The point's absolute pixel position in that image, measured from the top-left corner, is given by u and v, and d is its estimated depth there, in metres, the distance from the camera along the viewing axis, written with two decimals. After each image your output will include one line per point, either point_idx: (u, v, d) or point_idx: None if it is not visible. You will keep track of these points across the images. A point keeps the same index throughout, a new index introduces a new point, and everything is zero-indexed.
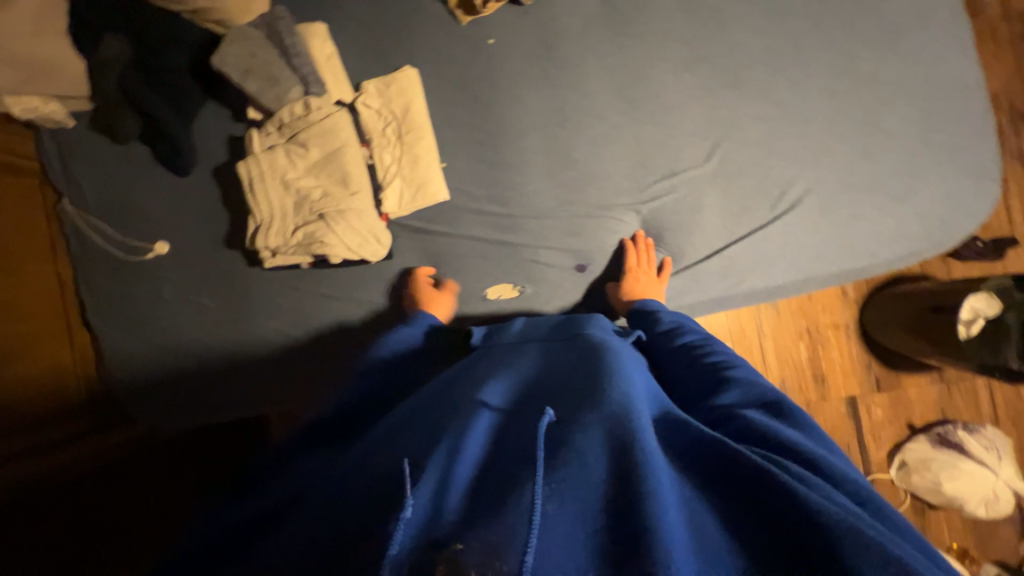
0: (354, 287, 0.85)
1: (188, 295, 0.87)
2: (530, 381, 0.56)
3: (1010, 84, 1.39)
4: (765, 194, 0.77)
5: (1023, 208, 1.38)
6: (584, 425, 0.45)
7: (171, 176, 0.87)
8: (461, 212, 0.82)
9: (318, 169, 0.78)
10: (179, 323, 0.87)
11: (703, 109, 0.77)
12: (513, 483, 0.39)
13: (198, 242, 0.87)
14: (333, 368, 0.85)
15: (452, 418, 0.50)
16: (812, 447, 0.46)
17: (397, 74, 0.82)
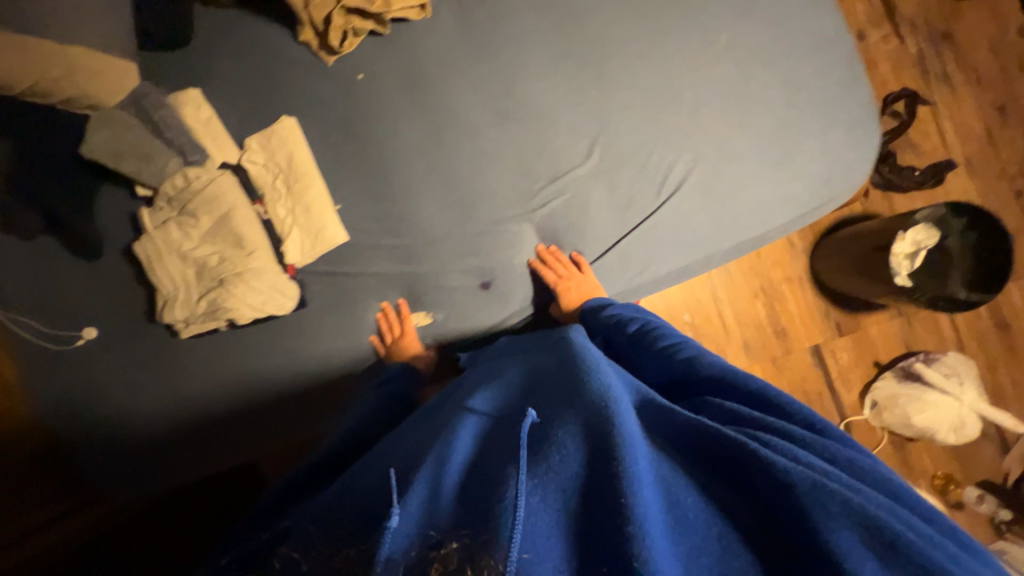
0: (275, 339, 0.84)
1: (125, 367, 0.86)
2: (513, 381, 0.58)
3: (923, 5, 1.36)
4: (648, 181, 0.77)
5: (955, 128, 1.37)
6: (563, 419, 0.46)
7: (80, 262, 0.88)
8: (361, 249, 0.83)
9: (212, 235, 0.79)
10: (123, 395, 0.85)
11: (573, 107, 0.78)
12: (498, 480, 0.41)
13: (124, 316, 0.87)
14: (293, 402, 0.84)
15: (442, 427, 0.51)
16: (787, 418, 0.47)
17: (276, 125, 0.83)
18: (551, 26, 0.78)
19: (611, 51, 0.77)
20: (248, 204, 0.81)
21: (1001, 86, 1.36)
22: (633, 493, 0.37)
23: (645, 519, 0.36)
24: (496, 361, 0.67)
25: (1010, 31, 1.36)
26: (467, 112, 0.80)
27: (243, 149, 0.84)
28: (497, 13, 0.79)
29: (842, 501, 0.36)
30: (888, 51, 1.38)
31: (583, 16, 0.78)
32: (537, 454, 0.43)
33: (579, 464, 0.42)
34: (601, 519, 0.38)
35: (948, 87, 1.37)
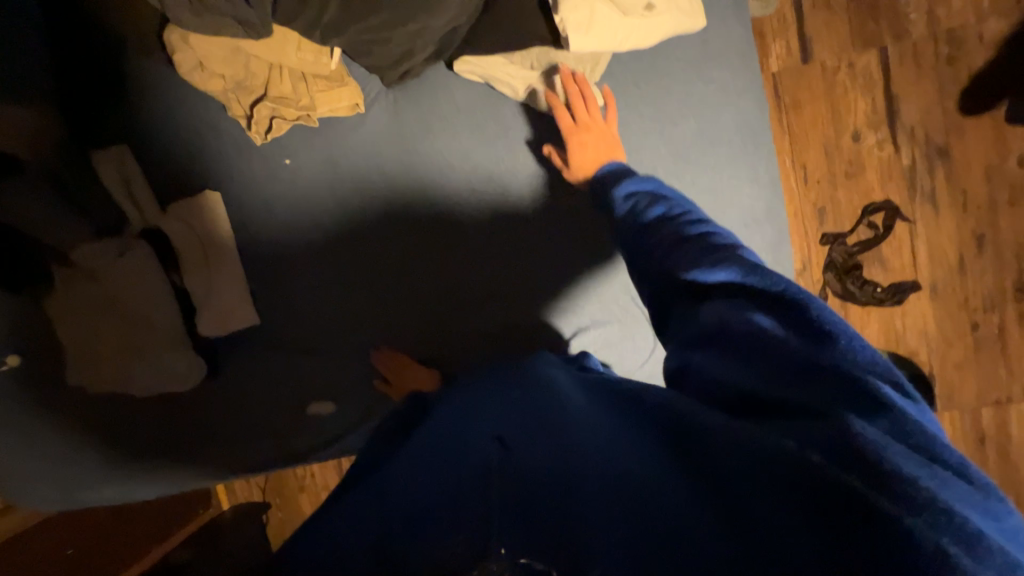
0: (184, 399, 0.87)
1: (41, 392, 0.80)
2: (490, 413, 0.60)
3: (927, 116, 1.29)
4: (552, 317, 0.86)
5: (928, 249, 1.33)
6: (528, 452, 0.49)
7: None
8: (274, 330, 0.86)
9: (120, 305, 0.81)
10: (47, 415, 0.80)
11: (490, 233, 0.84)
12: (459, 517, 0.44)
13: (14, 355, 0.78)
14: (243, 437, 0.88)
15: (417, 467, 0.56)
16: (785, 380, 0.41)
17: (198, 198, 0.81)
18: (483, 153, 0.81)
19: (540, 192, 0.83)
20: (160, 276, 0.82)
21: (986, 215, 1.31)
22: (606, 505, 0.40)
23: (601, 539, 0.38)
24: (481, 386, 0.69)
25: (1011, 159, 1.28)
26: (394, 217, 0.83)
27: (163, 213, 0.82)
28: (438, 127, 0.81)
29: (811, 490, 0.35)
30: (881, 157, 1.31)
31: (517, 148, 0.81)
32: (512, 475, 0.46)
33: (539, 484, 0.45)
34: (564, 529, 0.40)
35: (931, 207, 1.32)
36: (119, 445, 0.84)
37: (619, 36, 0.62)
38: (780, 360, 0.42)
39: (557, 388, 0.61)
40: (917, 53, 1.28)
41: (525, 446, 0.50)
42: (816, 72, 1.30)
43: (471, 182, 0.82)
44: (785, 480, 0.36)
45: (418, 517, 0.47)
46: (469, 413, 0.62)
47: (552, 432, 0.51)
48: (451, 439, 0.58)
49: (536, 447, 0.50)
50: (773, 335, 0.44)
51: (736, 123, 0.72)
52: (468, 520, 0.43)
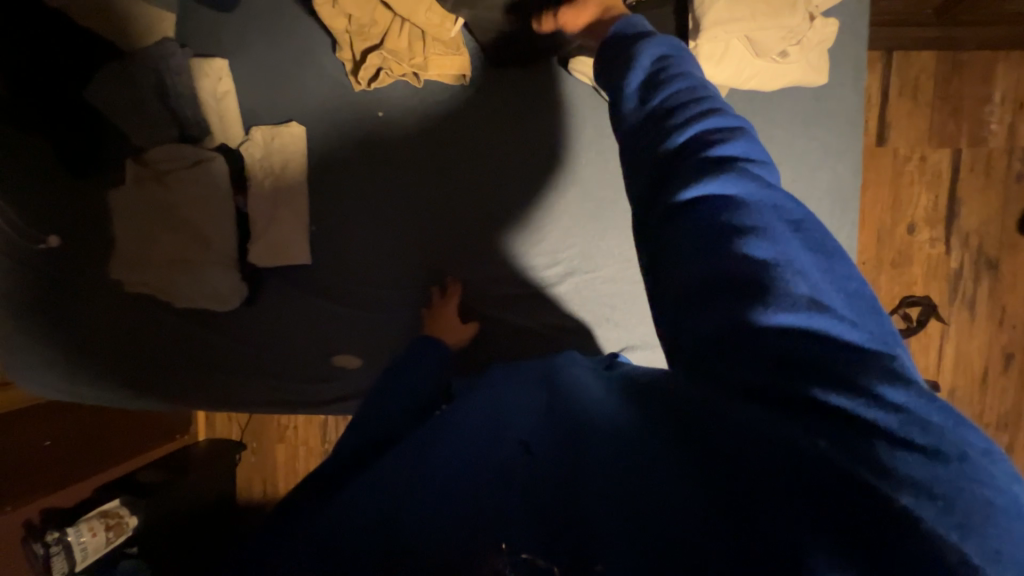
0: (217, 322, 0.87)
1: (103, 285, 0.86)
2: (506, 409, 0.52)
3: (984, 226, 1.30)
4: (599, 328, 0.85)
5: (955, 355, 1.34)
6: (530, 441, 0.44)
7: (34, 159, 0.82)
8: (321, 277, 0.86)
9: (183, 215, 0.80)
10: (98, 308, 0.86)
11: (559, 228, 0.83)
12: (478, 535, 0.37)
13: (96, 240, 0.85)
14: (266, 373, 0.88)
15: (417, 457, 0.48)
16: (804, 354, 0.32)
17: (283, 128, 0.82)
18: (570, 156, 0.82)
19: (615, 201, 0.83)
20: (228, 196, 0.82)
21: (1020, 336, 1.31)
22: (599, 516, 0.36)
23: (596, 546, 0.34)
24: (509, 380, 0.61)
25: None
26: (468, 193, 0.84)
27: (247, 136, 0.83)
28: (535, 121, 0.82)
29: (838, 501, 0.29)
30: (930, 255, 1.32)
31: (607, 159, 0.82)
32: (510, 469, 0.42)
33: (536, 480, 0.40)
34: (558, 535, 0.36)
35: (969, 314, 1.32)
36: (151, 351, 0.87)
37: (745, 75, 0.64)
38: (802, 331, 0.32)
39: (575, 381, 0.54)
40: (988, 163, 1.29)
41: (541, 446, 0.43)
42: (887, 158, 1.32)
43: (547, 178, 0.83)
44: (789, 484, 0.30)
45: (418, 490, 0.44)
46: (488, 407, 0.54)
47: (558, 425, 0.45)
48: (462, 417, 0.53)
49: (539, 438, 0.44)
50: (789, 279, 0.33)
51: (829, 184, 0.72)
52: (465, 511, 0.40)
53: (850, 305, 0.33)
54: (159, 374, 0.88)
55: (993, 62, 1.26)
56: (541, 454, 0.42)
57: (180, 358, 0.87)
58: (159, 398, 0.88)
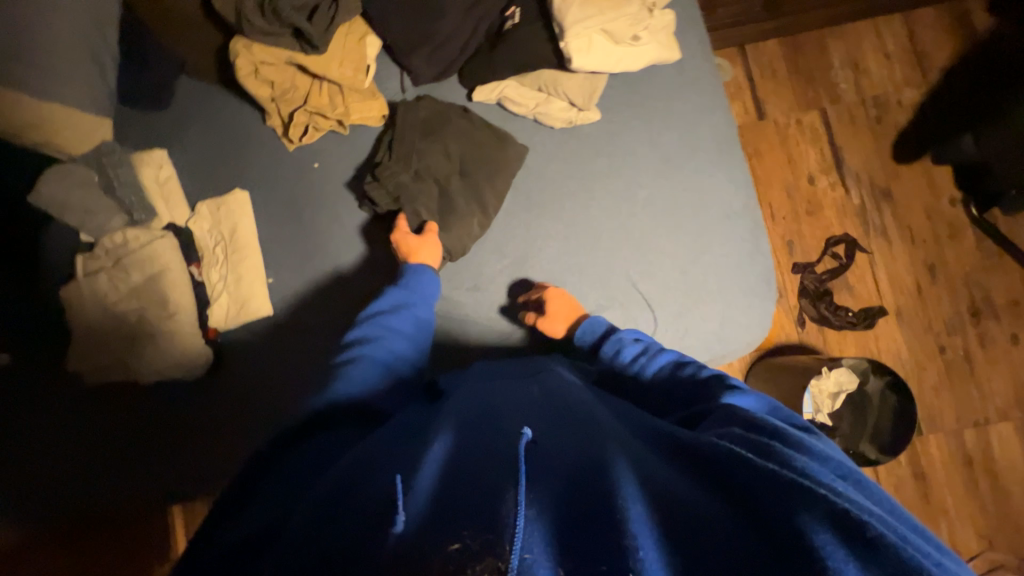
0: (186, 395, 0.85)
1: (72, 384, 0.85)
2: (488, 405, 0.57)
3: (868, 164, 1.50)
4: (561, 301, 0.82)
5: (889, 278, 1.46)
6: (561, 449, 0.46)
7: None
8: (285, 327, 0.87)
9: (137, 293, 0.81)
10: (70, 407, 0.84)
11: (500, 217, 0.85)
12: (496, 496, 0.39)
13: (60, 343, 0.86)
14: (242, 438, 0.84)
15: (411, 447, 0.50)
16: (793, 444, 0.46)
17: (228, 196, 0.88)
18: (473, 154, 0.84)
19: (547, 179, 0.85)
20: (183, 267, 0.85)
21: (933, 247, 1.47)
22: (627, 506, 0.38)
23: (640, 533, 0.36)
24: (483, 382, 0.66)
25: (944, 200, 1.48)
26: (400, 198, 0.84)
27: (194, 211, 0.88)
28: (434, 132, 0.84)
29: (825, 502, 0.38)
30: (835, 198, 1.49)
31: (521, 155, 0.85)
32: (544, 466, 0.43)
33: (573, 480, 0.42)
34: (604, 532, 0.36)
35: (885, 240, 1.48)
36: (125, 440, 0.84)
37: (613, 59, 0.76)
38: (789, 436, 0.46)
39: (576, 391, 0.60)
40: (851, 115, 1.52)
41: (551, 442, 0.47)
42: (770, 128, 1.52)
43: (456, 178, 0.84)
44: (791, 488, 0.39)
45: (413, 471, 0.44)
46: (480, 403, 0.58)
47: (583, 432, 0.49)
48: (469, 419, 0.54)
49: (569, 444, 0.47)
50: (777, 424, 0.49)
51: (713, 136, 0.83)
52: (485, 485, 0.41)
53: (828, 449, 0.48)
54: (135, 463, 0.83)
55: (823, 38, 1.53)
56: (578, 456, 0.45)
57: (147, 447, 0.84)
58: (137, 490, 0.83)
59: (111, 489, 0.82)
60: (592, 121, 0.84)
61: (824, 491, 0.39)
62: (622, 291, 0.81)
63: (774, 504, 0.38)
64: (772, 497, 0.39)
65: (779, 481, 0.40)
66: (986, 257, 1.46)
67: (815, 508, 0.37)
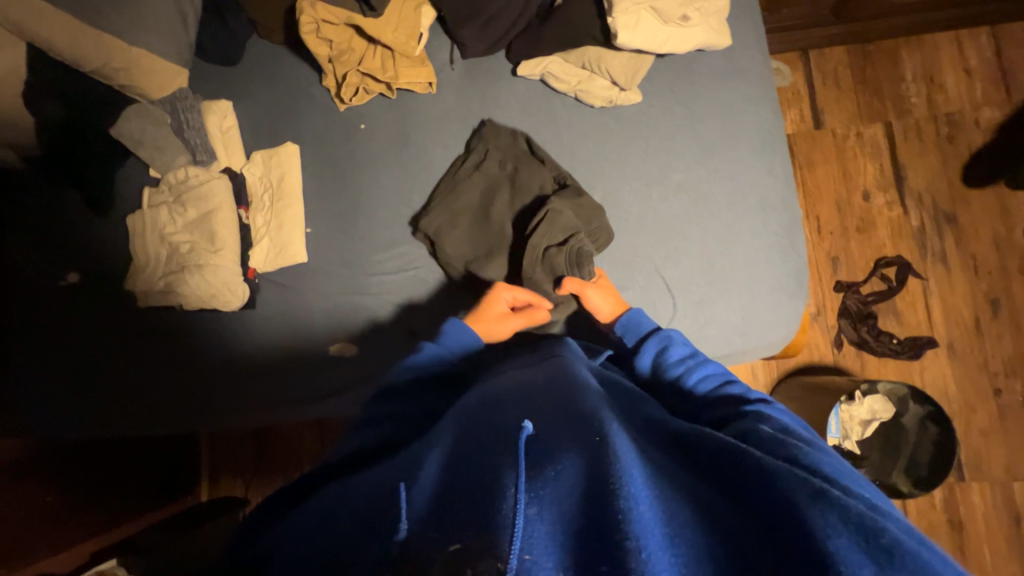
0: (222, 327, 0.91)
1: (126, 306, 0.93)
2: (496, 395, 0.57)
3: (932, 185, 1.40)
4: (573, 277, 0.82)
5: (944, 308, 1.36)
6: (562, 437, 0.45)
7: (77, 205, 0.96)
8: (316, 274, 0.92)
9: (192, 227, 0.89)
10: (122, 328, 0.93)
11: (530, 188, 0.86)
12: (496, 491, 0.39)
13: (122, 267, 0.94)
14: (267, 374, 0.90)
15: (423, 448, 0.51)
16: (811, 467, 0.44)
17: (281, 148, 0.94)
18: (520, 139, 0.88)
19: (581, 157, 0.85)
20: (233, 209, 0.91)
21: (999, 280, 1.35)
22: (631, 501, 0.36)
23: (645, 530, 0.35)
24: (497, 373, 0.66)
25: (1017, 231, 1.36)
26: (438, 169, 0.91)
27: (248, 160, 0.95)
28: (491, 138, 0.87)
29: (846, 517, 0.36)
30: (890, 217, 1.41)
31: (553, 137, 0.87)
32: (546, 459, 0.42)
33: (578, 475, 0.40)
34: (608, 526, 0.35)
35: (943, 267, 1.37)
36: (164, 366, 0.91)
37: (660, 39, 0.76)
38: (804, 460, 0.45)
39: (579, 376, 0.58)
40: (919, 131, 1.42)
41: (555, 431, 0.46)
42: (827, 138, 1.45)
43: (502, 185, 0.87)
44: (807, 506, 0.37)
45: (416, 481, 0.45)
46: (490, 392, 0.58)
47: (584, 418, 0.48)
48: (476, 411, 0.54)
49: (570, 433, 0.46)
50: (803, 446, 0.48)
51: (755, 126, 0.81)
52: (487, 484, 0.41)
53: (850, 474, 0.47)
54: (170, 389, 0.91)
55: (897, 48, 1.45)
56: (580, 445, 0.44)
57: (183, 370, 0.91)
58: (170, 415, 0.90)
59: (150, 405, 0.91)
60: (633, 103, 0.84)
61: (843, 505, 0.37)
62: (644, 274, 0.80)
63: (790, 517, 0.37)
64: (786, 518, 0.37)
65: (792, 492, 0.39)
66: None
67: (835, 523, 0.36)
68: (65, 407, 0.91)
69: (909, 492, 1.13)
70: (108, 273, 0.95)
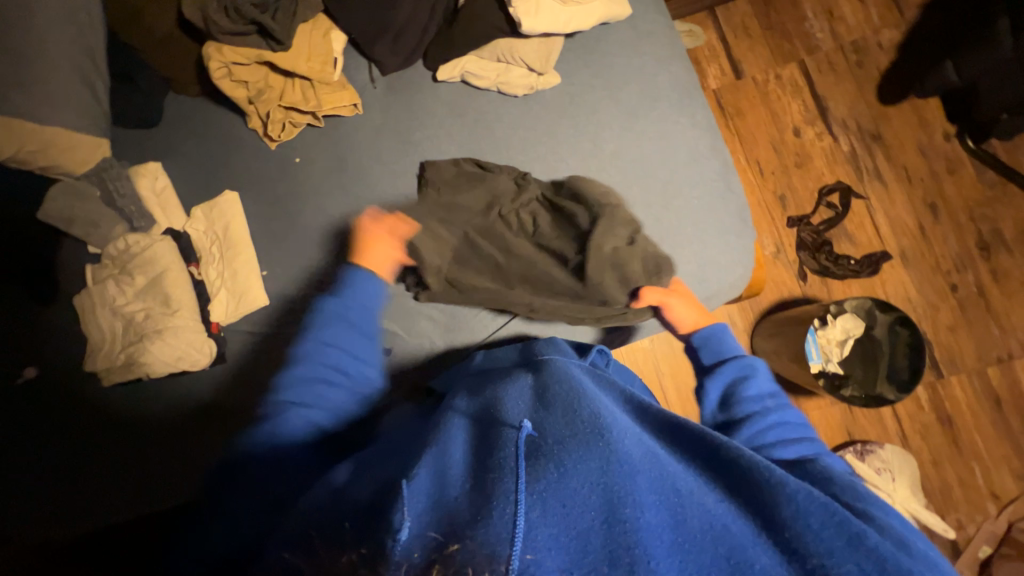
0: (195, 388, 0.89)
1: (89, 389, 0.89)
2: (496, 393, 0.60)
3: (853, 109, 1.48)
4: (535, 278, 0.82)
5: (889, 221, 1.43)
6: (561, 432, 0.48)
7: (16, 296, 0.92)
8: (281, 314, 0.90)
9: (144, 294, 0.87)
10: (89, 412, 0.89)
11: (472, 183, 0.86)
12: (495, 490, 0.43)
13: (78, 351, 0.91)
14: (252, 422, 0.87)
15: (425, 441, 0.54)
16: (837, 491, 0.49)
17: (219, 198, 0.93)
18: (454, 140, 0.89)
19: (515, 145, 0.87)
20: (182, 268, 0.89)
21: (931, 185, 1.43)
22: (637, 514, 0.41)
23: (650, 547, 0.40)
24: (493, 372, 0.70)
25: (938, 136, 1.44)
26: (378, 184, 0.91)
27: (189, 216, 0.94)
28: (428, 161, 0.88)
29: (864, 548, 0.42)
30: (823, 147, 1.48)
31: (485, 132, 0.89)
32: (549, 459, 0.45)
33: (580, 478, 0.43)
34: (618, 544, 0.40)
35: (880, 183, 1.45)
36: (143, 439, 0.88)
37: (562, 19, 0.79)
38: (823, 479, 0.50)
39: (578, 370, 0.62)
40: (830, 63, 1.50)
41: (552, 428, 0.49)
42: (750, 86, 1.52)
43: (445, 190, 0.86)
44: (830, 535, 0.43)
45: (415, 473, 0.48)
46: (490, 391, 0.61)
47: (584, 416, 0.50)
48: (478, 411, 0.57)
49: (572, 431, 0.48)
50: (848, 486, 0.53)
51: (671, 84, 0.85)
52: (488, 486, 0.44)
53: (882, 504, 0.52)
54: (155, 461, 0.87)
55: None
56: (582, 445, 0.46)
57: (165, 440, 0.88)
58: (160, 486, 0.87)
59: (137, 483, 0.87)
60: (553, 85, 0.87)
61: (867, 541, 0.42)
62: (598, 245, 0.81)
63: (797, 535, 0.43)
64: (797, 535, 0.43)
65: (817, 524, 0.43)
66: (989, 188, 1.41)
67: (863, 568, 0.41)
68: (45, 506, 0.87)
69: (896, 397, 1.19)
70: (65, 358, 0.91)
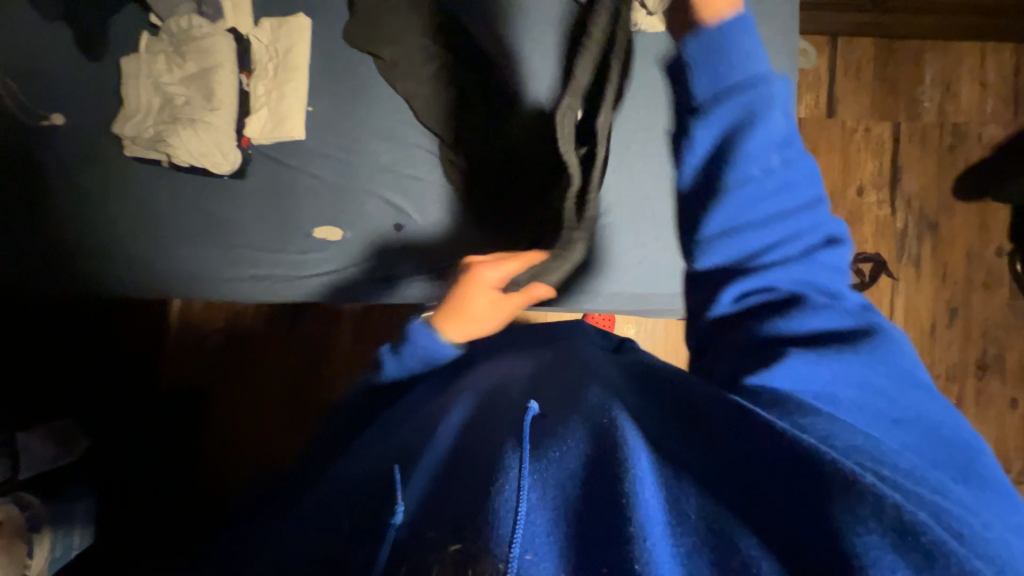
0: (205, 196, 0.90)
1: (115, 155, 0.91)
2: (512, 376, 0.61)
3: (924, 190, 1.44)
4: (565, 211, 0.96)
5: (906, 308, 1.42)
6: (571, 417, 0.46)
7: (76, 50, 0.92)
8: (311, 153, 0.90)
9: (189, 81, 0.87)
10: (113, 180, 0.91)
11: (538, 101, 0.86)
12: (497, 467, 0.41)
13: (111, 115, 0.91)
14: (250, 247, 0.90)
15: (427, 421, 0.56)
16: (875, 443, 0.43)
17: (291, 19, 0.90)
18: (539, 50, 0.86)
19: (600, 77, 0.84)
20: (233, 72, 0.88)
21: (961, 291, 1.42)
22: (641, 489, 0.38)
23: (652, 519, 0.36)
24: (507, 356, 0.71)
25: (990, 247, 1.41)
26: (454, 59, 0.86)
27: (256, 25, 0.91)
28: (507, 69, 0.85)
29: (875, 501, 0.36)
30: (878, 215, 1.44)
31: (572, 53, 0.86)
32: (558, 436, 0.43)
33: (582, 459, 0.41)
34: (615, 520, 0.36)
35: (915, 271, 1.43)
36: (150, 222, 0.91)
37: None
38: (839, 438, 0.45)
39: (591, 362, 0.63)
40: (925, 135, 1.45)
41: (564, 414, 0.47)
42: (836, 128, 1.46)
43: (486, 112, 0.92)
44: (830, 485, 0.37)
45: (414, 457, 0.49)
46: (506, 373, 0.62)
47: (593, 398, 0.50)
48: (484, 396, 0.57)
49: (582, 410, 0.48)
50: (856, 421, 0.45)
51: None
52: (484, 469, 0.42)
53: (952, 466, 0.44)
54: (157, 247, 0.91)
55: (922, 50, 1.45)
56: (590, 424, 0.45)
57: (170, 229, 0.90)
58: (150, 274, 0.91)
59: (130, 263, 0.91)
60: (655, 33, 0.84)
61: (881, 499, 0.36)
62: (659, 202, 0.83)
63: (801, 503, 0.37)
64: (810, 503, 0.37)
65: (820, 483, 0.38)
66: (1013, 315, 1.40)
67: (873, 532, 0.34)
68: None
69: None
70: (97, 119, 0.92)
